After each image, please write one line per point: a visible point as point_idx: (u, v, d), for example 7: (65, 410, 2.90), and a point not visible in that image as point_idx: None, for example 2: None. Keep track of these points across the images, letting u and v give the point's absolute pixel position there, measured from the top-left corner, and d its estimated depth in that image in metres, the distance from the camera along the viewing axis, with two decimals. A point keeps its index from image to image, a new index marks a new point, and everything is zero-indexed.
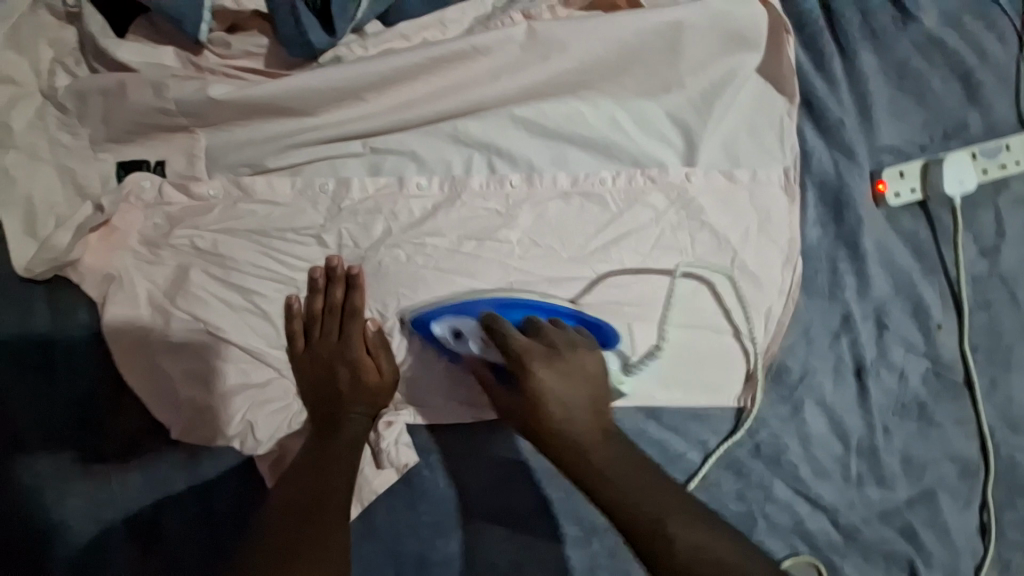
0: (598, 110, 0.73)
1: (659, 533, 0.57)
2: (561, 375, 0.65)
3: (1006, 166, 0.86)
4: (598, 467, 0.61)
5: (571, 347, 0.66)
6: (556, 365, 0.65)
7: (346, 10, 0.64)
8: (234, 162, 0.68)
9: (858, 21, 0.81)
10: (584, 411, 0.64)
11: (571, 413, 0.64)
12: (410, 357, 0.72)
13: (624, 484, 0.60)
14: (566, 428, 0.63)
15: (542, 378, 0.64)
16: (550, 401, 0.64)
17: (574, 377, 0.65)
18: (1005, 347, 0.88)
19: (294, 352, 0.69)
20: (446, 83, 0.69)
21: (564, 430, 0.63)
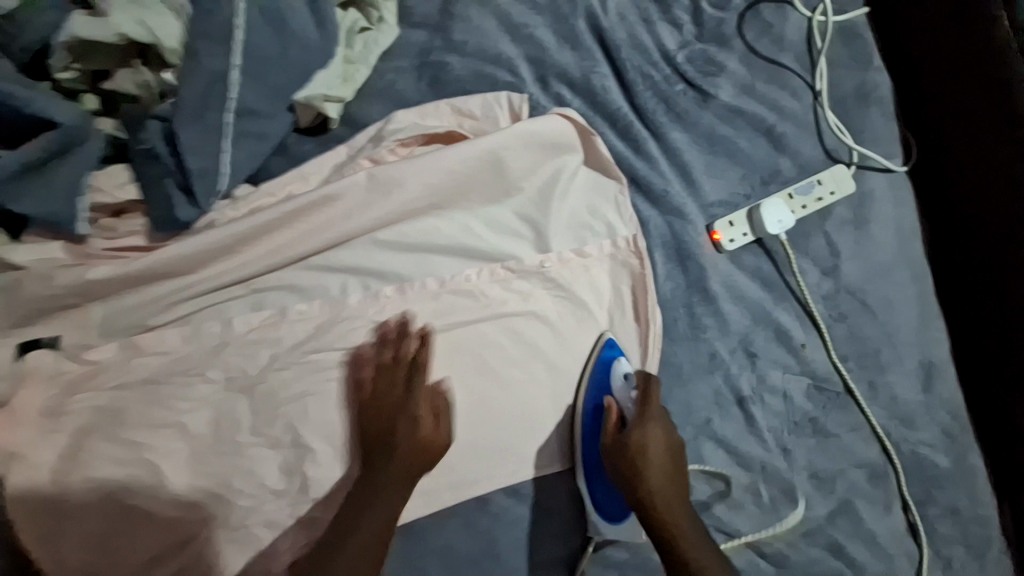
0: (453, 222, 0.83)
1: (675, 541, 0.77)
2: (654, 427, 0.81)
3: (823, 198, 0.97)
4: (681, 508, 0.79)
5: (658, 432, 0.81)
6: (661, 426, 0.82)
7: (209, 188, 0.74)
8: (125, 326, 0.75)
9: (663, 108, 0.96)
10: (667, 481, 0.80)
11: (665, 456, 0.81)
12: (319, 476, 0.76)
13: (691, 526, 0.78)
14: (651, 453, 0.80)
15: (652, 423, 0.82)
16: (653, 460, 0.80)
17: (674, 436, 0.83)
18: (873, 351, 0.96)
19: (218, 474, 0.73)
20: (311, 225, 0.79)
21: (649, 488, 0.79)
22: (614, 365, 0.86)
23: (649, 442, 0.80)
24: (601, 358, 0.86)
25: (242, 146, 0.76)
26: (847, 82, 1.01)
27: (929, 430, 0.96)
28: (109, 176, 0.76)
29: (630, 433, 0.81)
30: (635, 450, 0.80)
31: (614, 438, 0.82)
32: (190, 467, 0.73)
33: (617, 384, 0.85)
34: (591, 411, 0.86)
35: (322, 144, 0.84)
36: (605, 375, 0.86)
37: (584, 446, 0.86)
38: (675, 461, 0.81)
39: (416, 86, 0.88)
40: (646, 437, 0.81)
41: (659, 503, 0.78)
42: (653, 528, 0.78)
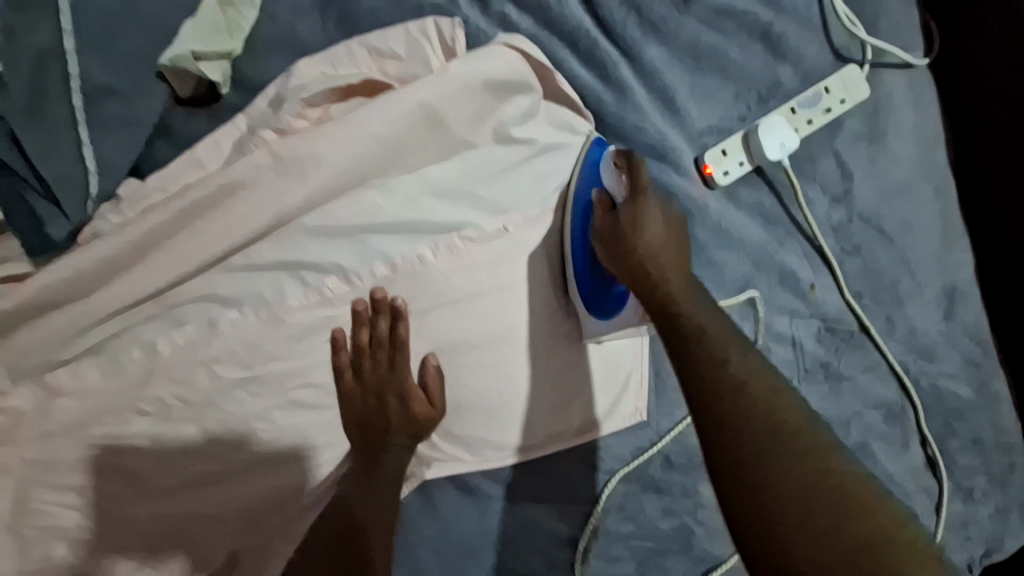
0: (393, 194, 0.70)
1: (698, 331, 0.61)
2: (654, 239, 0.69)
3: (832, 109, 0.81)
4: (771, 390, 0.57)
5: (656, 222, 0.71)
6: (662, 217, 0.71)
7: (75, 190, 0.61)
8: (32, 367, 0.65)
9: (634, 17, 0.78)
10: (671, 257, 0.69)
11: (711, 315, 0.64)
12: (295, 487, 0.72)
13: (698, 301, 0.66)
14: (659, 257, 0.69)
15: (651, 216, 0.71)
16: (650, 240, 0.69)
17: (670, 231, 0.71)
18: (890, 283, 0.85)
19: (209, 498, 0.70)
20: (221, 220, 0.66)
21: (644, 242, 0.69)
22: (602, 163, 0.75)
23: (650, 235, 0.69)
24: (588, 158, 0.75)
25: (109, 136, 0.62)
26: None
27: (949, 361, 0.88)
28: None
29: (623, 223, 0.70)
30: (642, 264, 0.68)
31: (607, 233, 0.71)
32: (149, 505, 0.68)
33: (607, 180, 0.74)
34: (580, 217, 0.76)
35: (218, 118, 0.69)
36: (594, 176, 0.75)
37: (579, 284, 0.77)
38: (678, 245, 0.71)
39: (322, 28, 0.71)
40: (639, 223, 0.70)
41: (724, 361, 0.58)
42: (657, 311, 0.66)
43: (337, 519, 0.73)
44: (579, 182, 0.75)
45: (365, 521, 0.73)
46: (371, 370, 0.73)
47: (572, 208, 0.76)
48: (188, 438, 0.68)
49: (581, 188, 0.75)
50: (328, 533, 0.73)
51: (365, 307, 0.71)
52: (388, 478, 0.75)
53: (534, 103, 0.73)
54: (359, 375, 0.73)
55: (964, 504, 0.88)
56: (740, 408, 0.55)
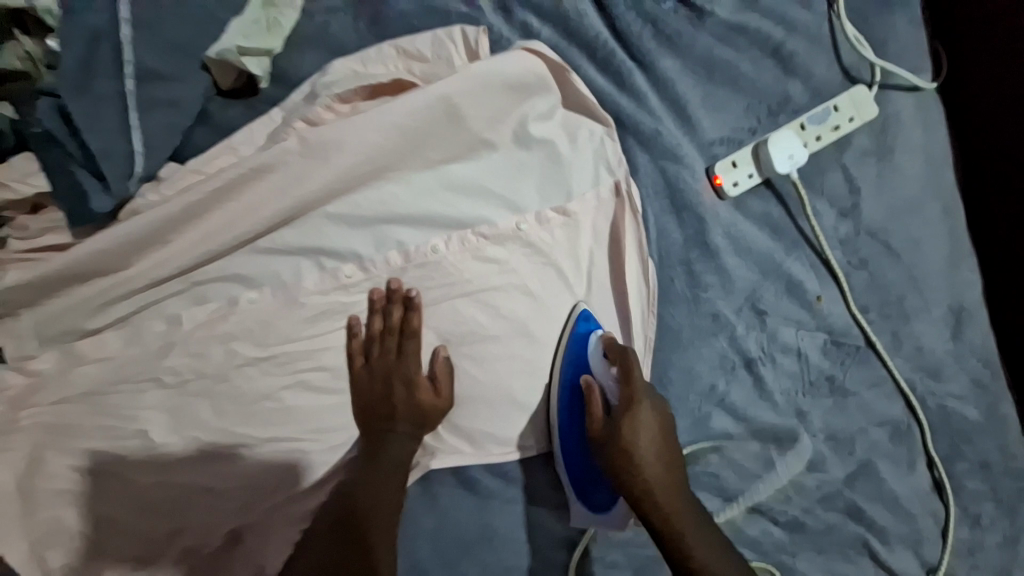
0: (412, 187, 0.73)
1: (656, 501, 0.70)
2: (642, 433, 0.72)
3: (841, 126, 0.84)
4: (676, 492, 0.71)
5: (666, 439, 0.73)
6: (654, 422, 0.73)
7: (121, 169, 0.65)
8: (59, 333, 0.68)
9: (649, 32, 0.82)
10: (660, 458, 0.72)
11: (657, 443, 0.72)
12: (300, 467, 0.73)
13: (684, 499, 0.71)
14: (635, 432, 0.72)
15: (642, 418, 0.72)
16: (644, 452, 0.71)
17: (664, 422, 0.74)
18: (897, 299, 0.86)
19: (209, 474, 0.70)
20: (244, 204, 0.68)
21: (642, 459, 0.71)
22: (589, 344, 0.77)
23: (644, 443, 0.72)
24: (576, 334, 0.77)
25: (151, 116, 0.66)
26: None
27: (956, 381, 0.87)
28: (11, 168, 0.68)
29: (616, 423, 0.73)
30: (616, 431, 0.72)
31: (594, 418, 0.75)
32: (157, 471, 0.69)
33: (595, 369, 0.77)
34: (567, 382, 0.78)
35: (254, 108, 0.73)
36: (580, 353, 0.77)
37: (564, 443, 0.78)
38: (640, 386, 0.74)
39: (354, 27, 0.75)
40: (635, 429, 0.72)
41: (649, 479, 0.71)
42: (614, 467, 0.72)
43: (345, 510, 0.71)
44: (562, 356, 0.78)
45: (366, 509, 0.70)
46: (381, 356, 0.75)
47: (560, 371, 0.78)
48: (201, 411, 0.70)
49: (563, 367, 0.78)
50: (335, 525, 0.70)
51: (380, 297, 0.74)
52: (394, 467, 0.73)
53: (551, 108, 0.76)
54: (368, 360, 0.74)
55: (970, 530, 0.86)
56: (645, 496, 0.70)
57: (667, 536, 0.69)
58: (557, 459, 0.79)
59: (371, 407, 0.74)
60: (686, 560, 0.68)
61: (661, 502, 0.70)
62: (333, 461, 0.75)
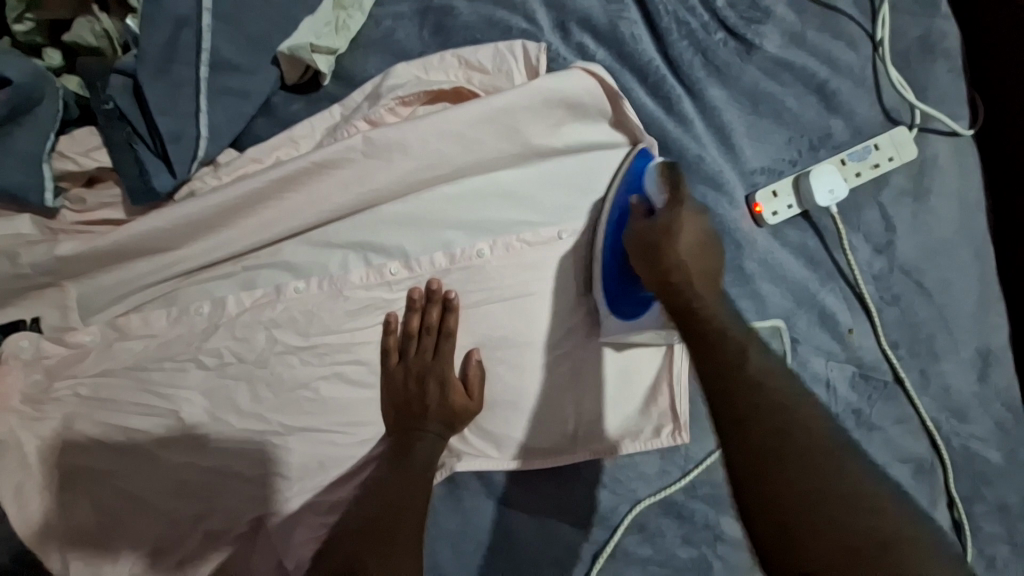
0: (463, 189, 0.75)
1: (741, 354, 0.56)
2: (682, 235, 0.69)
3: (880, 164, 0.86)
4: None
5: (699, 232, 0.70)
6: (696, 225, 0.70)
7: (186, 153, 0.66)
8: (107, 307, 0.69)
9: (700, 60, 0.85)
10: (698, 253, 0.69)
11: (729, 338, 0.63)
12: (329, 460, 0.73)
13: (725, 309, 0.64)
14: (689, 271, 0.67)
15: (685, 226, 0.70)
16: (682, 241, 0.69)
17: (709, 234, 0.71)
18: (926, 337, 0.87)
19: (238, 461, 0.70)
20: (303, 196, 0.71)
21: (683, 250, 0.68)
22: (645, 176, 0.76)
23: (681, 246, 0.68)
24: (633, 167, 0.77)
25: (221, 105, 0.68)
26: (910, 31, 0.89)
27: (981, 424, 0.87)
28: (73, 141, 0.68)
29: (657, 229, 0.70)
30: (664, 264, 0.67)
31: (643, 241, 0.70)
32: (186, 452, 0.69)
33: (650, 190, 0.74)
34: (616, 220, 0.76)
35: (315, 103, 0.75)
36: (637, 182, 0.76)
37: (605, 280, 0.76)
38: (707, 256, 0.69)
39: (419, 35, 0.78)
40: (675, 229, 0.69)
41: (679, 260, 0.67)
42: (662, 294, 0.67)
43: (376, 508, 0.71)
44: (615, 194, 0.76)
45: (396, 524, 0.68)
46: (417, 354, 0.75)
47: (608, 211, 0.76)
48: (237, 395, 0.70)
49: (614, 197, 0.76)
50: (367, 520, 0.70)
51: (419, 295, 0.74)
52: (421, 469, 0.73)
53: (599, 128, 0.78)
54: (404, 357, 0.75)
55: None
56: (758, 387, 0.53)
57: (751, 402, 0.52)
58: (604, 300, 0.76)
59: (402, 406, 0.74)
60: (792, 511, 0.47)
61: (773, 387, 0.53)
62: (360, 457, 0.74)
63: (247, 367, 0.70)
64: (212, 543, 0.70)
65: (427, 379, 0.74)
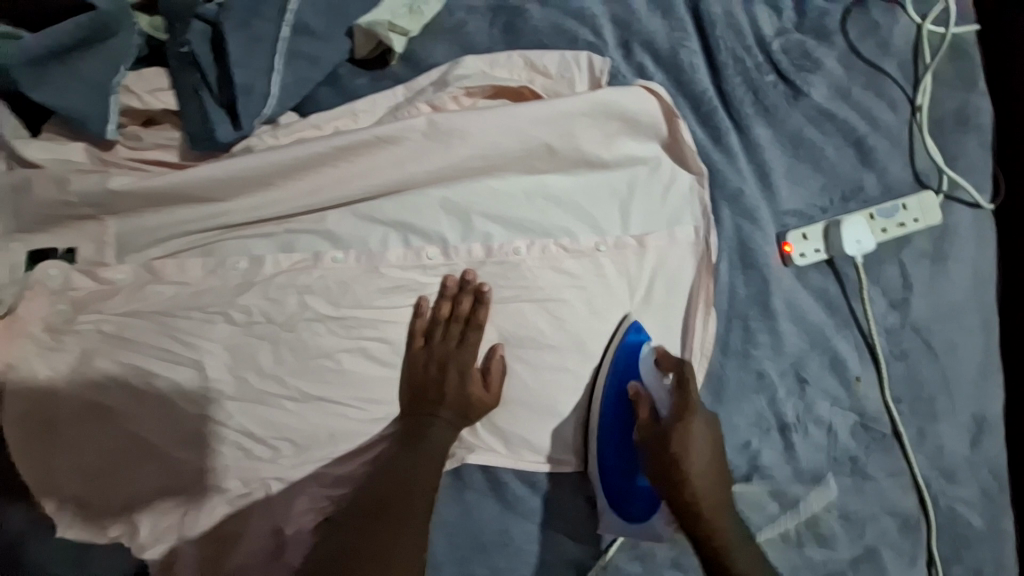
0: (510, 184, 0.76)
1: (709, 524, 0.71)
2: (697, 447, 0.73)
3: (906, 224, 0.89)
4: (722, 508, 0.73)
5: (711, 440, 0.75)
6: (703, 432, 0.75)
7: (252, 108, 0.68)
8: (145, 247, 0.69)
9: (750, 98, 0.88)
10: (711, 460, 0.74)
11: (709, 477, 0.74)
12: (341, 436, 0.72)
13: (732, 524, 0.72)
14: (699, 488, 0.73)
15: (696, 436, 0.74)
16: (694, 459, 0.73)
17: (714, 444, 0.75)
18: (929, 396, 0.89)
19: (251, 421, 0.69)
20: (356, 168, 0.72)
21: (699, 475, 0.73)
22: (642, 352, 0.77)
23: (693, 453, 0.73)
24: (626, 343, 0.78)
25: (290, 67, 0.70)
26: (948, 102, 0.93)
27: (966, 487, 0.90)
28: (141, 79, 0.69)
29: (665, 438, 0.74)
30: (688, 488, 0.72)
31: (648, 426, 0.76)
32: (201, 404, 0.68)
33: (646, 377, 0.77)
34: (609, 411, 0.79)
35: (379, 80, 0.76)
36: (630, 363, 0.78)
37: (605, 480, 0.79)
38: (719, 464, 0.75)
39: (489, 31, 0.80)
40: (687, 442, 0.73)
41: (693, 478, 0.72)
42: (688, 522, 0.72)
43: (382, 485, 0.71)
44: (604, 370, 0.78)
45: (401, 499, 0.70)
46: (441, 341, 0.74)
47: (603, 380, 0.78)
48: (260, 354, 0.70)
49: (614, 360, 0.78)
50: (370, 497, 0.71)
51: (453, 284, 0.75)
52: (431, 454, 0.73)
53: (649, 149, 0.80)
54: (429, 342, 0.74)
55: None
56: (717, 529, 0.71)
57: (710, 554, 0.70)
58: (597, 476, 0.79)
59: (417, 388, 0.74)
60: (719, 552, 0.70)
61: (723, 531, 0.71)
62: (371, 433, 0.73)
63: (273, 329, 0.70)
64: (212, 502, 0.69)
65: (447, 366, 0.74)
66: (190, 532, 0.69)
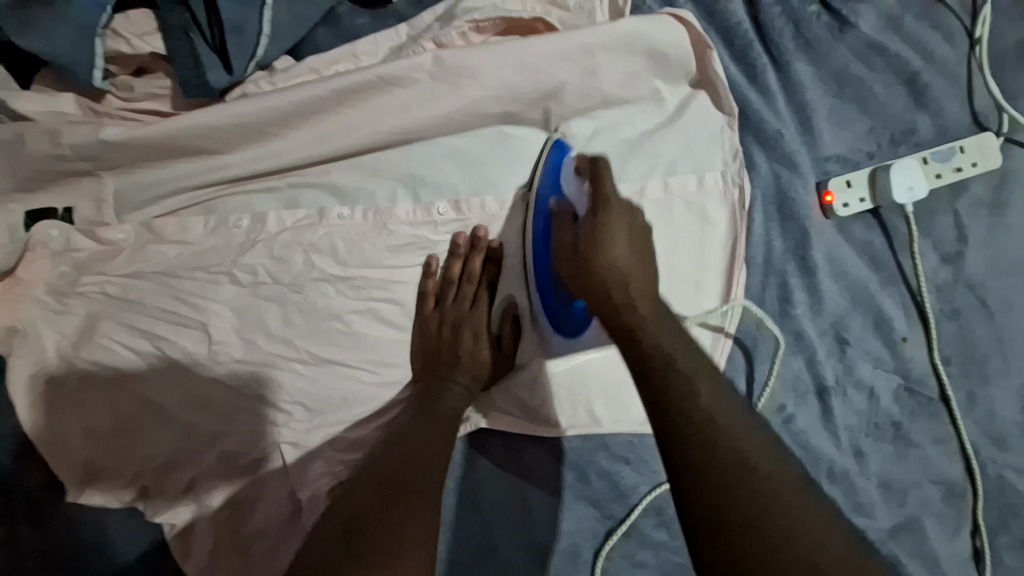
0: (523, 129, 0.72)
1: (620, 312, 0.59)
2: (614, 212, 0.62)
3: (963, 169, 0.81)
4: (644, 289, 0.60)
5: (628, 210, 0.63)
6: (626, 219, 0.62)
7: (244, 49, 0.62)
8: (144, 204, 0.66)
9: (790, 32, 0.80)
10: (637, 252, 0.61)
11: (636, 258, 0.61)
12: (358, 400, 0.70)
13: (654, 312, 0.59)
14: (627, 275, 0.60)
15: (613, 222, 0.61)
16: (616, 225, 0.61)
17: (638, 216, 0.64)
18: (980, 358, 0.83)
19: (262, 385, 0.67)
20: (357, 116, 0.66)
21: (611, 256, 0.60)
22: (563, 169, 0.69)
23: (618, 247, 0.60)
24: (551, 160, 0.70)
25: (285, 4, 0.64)
26: (1016, 31, 0.83)
27: (1018, 453, 0.83)
28: (129, 22, 0.64)
29: (585, 236, 0.62)
30: (607, 280, 0.60)
31: (567, 247, 0.64)
32: (211, 367, 0.66)
33: (567, 189, 0.68)
34: (540, 227, 0.69)
35: (380, 20, 0.70)
36: (556, 185, 0.69)
37: (542, 294, 0.71)
38: (648, 268, 0.61)
39: None
40: (603, 238, 0.61)
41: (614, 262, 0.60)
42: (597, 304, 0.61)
43: (397, 460, 0.60)
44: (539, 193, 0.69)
45: (416, 479, 0.59)
46: (454, 303, 0.71)
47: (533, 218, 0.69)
48: (267, 315, 0.67)
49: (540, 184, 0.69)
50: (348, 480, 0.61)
51: (464, 241, 0.70)
52: (447, 418, 0.67)
53: (676, 91, 0.74)
54: (441, 305, 0.71)
55: None
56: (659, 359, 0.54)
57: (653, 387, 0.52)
58: (534, 290, 0.71)
59: (430, 351, 0.70)
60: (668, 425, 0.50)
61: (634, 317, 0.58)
62: (386, 400, 0.71)
63: (278, 289, 0.67)
64: (224, 465, 0.68)
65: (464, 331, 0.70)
66: (206, 495, 0.67)
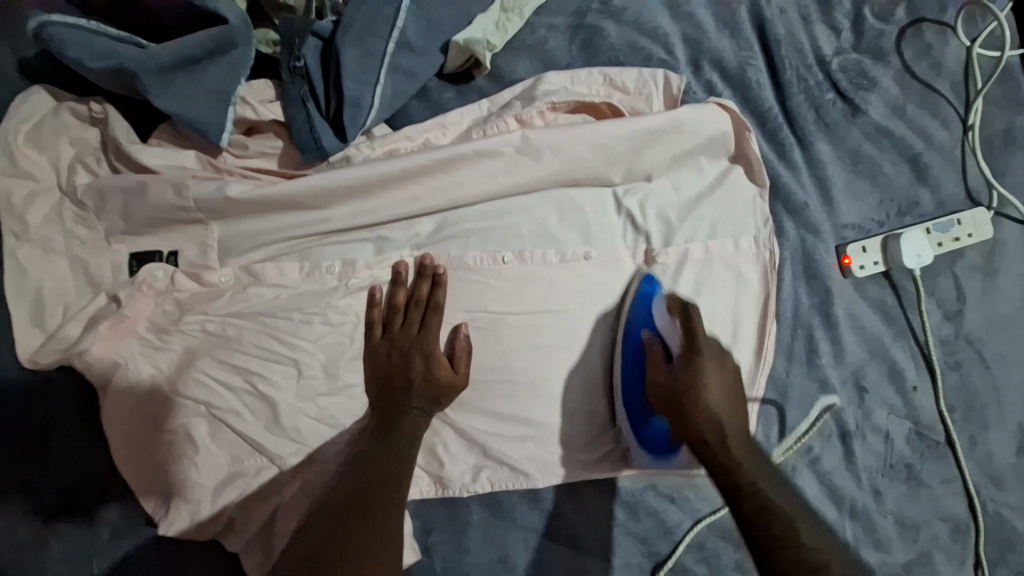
0: (590, 194, 0.80)
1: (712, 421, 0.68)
2: (709, 359, 0.70)
3: (960, 238, 0.92)
4: (733, 430, 0.69)
5: (723, 361, 0.71)
6: (716, 359, 0.71)
7: (357, 119, 0.72)
8: (248, 251, 0.72)
9: (812, 115, 0.91)
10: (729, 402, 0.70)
11: (726, 413, 0.69)
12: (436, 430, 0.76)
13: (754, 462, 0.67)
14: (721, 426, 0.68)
15: (707, 365, 0.70)
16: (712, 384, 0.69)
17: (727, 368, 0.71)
18: (979, 406, 0.92)
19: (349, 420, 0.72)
20: (446, 179, 0.74)
21: (708, 410, 0.68)
22: (654, 301, 0.76)
23: (710, 380, 0.69)
24: (643, 290, 0.77)
25: (390, 82, 0.74)
26: (1000, 120, 0.96)
27: (1015, 493, 0.91)
28: (251, 91, 0.73)
29: (680, 379, 0.70)
30: (704, 426, 0.68)
31: (660, 368, 0.73)
32: (299, 403, 0.71)
33: (659, 322, 0.75)
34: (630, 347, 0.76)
35: (464, 94, 0.81)
36: (647, 313, 0.76)
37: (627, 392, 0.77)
38: (735, 402, 0.70)
39: (568, 48, 0.84)
40: (698, 378, 0.69)
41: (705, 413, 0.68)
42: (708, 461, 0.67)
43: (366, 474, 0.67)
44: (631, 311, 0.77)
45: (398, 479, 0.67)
46: (401, 328, 0.72)
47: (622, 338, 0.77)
48: (353, 354, 0.73)
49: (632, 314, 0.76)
50: (347, 499, 0.66)
51: (406, 270, 0.73)
52: (406, 443, 0.69)
53: (717, 164, 0.84)
54: (389, 331, 0.72)
55: None
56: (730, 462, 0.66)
57: (734, 491, 0.64)
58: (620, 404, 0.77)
59: (499, 394, 0.76)
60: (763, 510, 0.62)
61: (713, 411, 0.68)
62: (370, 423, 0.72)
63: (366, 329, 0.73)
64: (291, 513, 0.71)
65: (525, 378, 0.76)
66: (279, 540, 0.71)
